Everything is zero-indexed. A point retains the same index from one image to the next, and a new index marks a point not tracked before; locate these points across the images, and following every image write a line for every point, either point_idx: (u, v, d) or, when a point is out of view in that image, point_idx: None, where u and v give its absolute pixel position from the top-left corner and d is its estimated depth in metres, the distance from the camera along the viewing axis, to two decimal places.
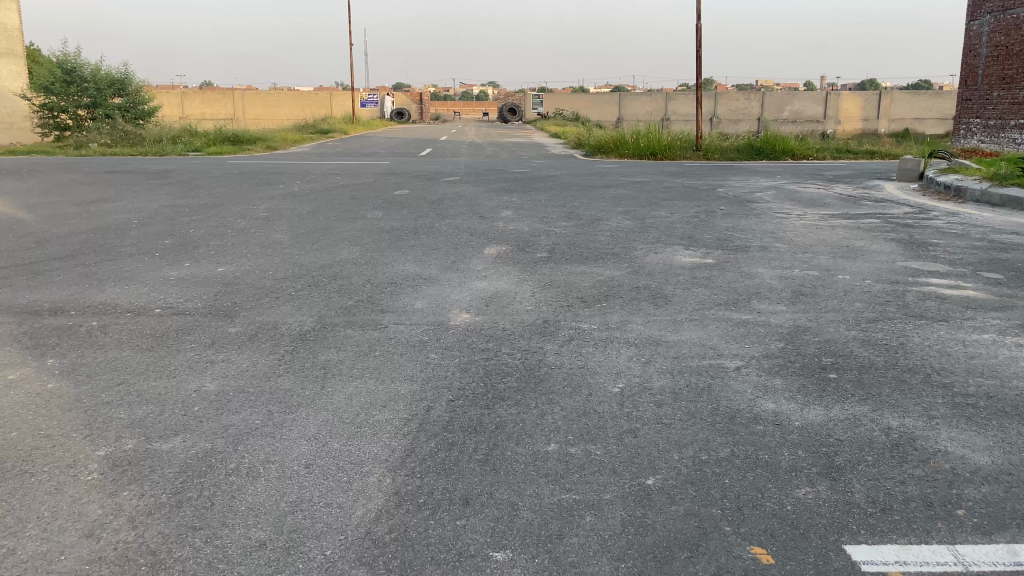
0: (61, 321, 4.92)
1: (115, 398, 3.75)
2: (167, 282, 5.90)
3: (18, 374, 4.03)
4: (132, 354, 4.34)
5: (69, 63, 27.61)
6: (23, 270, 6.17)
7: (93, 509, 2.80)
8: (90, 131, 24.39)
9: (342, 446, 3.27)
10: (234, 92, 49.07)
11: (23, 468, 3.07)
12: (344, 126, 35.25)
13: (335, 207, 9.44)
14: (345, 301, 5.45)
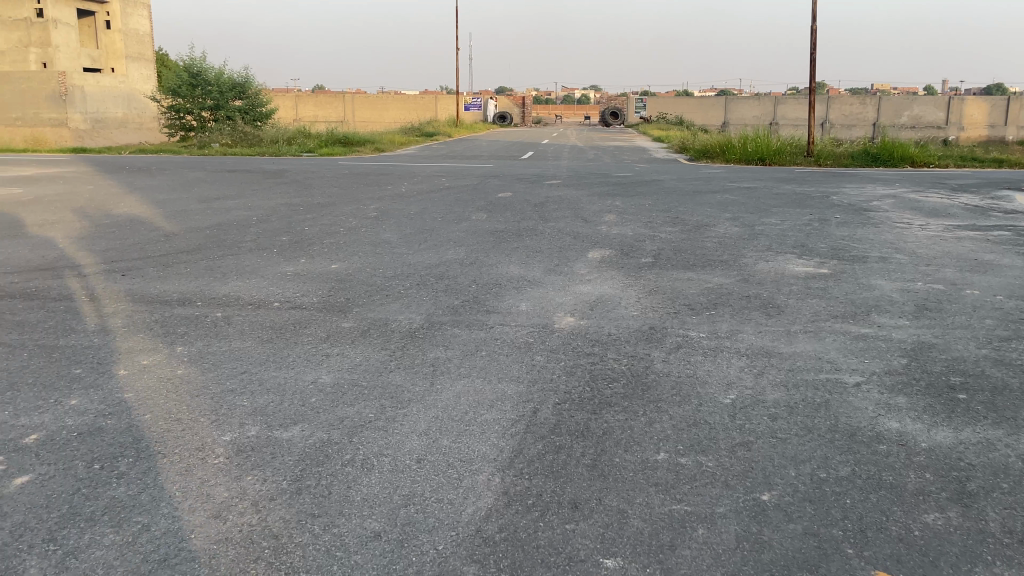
0: (189, 311, 5.21)
1: (238, 386, 3.94)
2: (284, 276, 6.16)
3: (151, 360, 4.30)
4: (253, 344, 4.56)
5: (195, 67, 29.25)
6: (155, 262, 6.57)
7: (220, 491, 2.95)
8: (212, 132, 25.69)
9: (451, 443, 3.32)
10: (345, 95, 50.64)
11: (158, 449, 3.26)
12: (449, 130, 35.87)
13: (441, 209, 9.59)
14: (452, 300, 5.54)
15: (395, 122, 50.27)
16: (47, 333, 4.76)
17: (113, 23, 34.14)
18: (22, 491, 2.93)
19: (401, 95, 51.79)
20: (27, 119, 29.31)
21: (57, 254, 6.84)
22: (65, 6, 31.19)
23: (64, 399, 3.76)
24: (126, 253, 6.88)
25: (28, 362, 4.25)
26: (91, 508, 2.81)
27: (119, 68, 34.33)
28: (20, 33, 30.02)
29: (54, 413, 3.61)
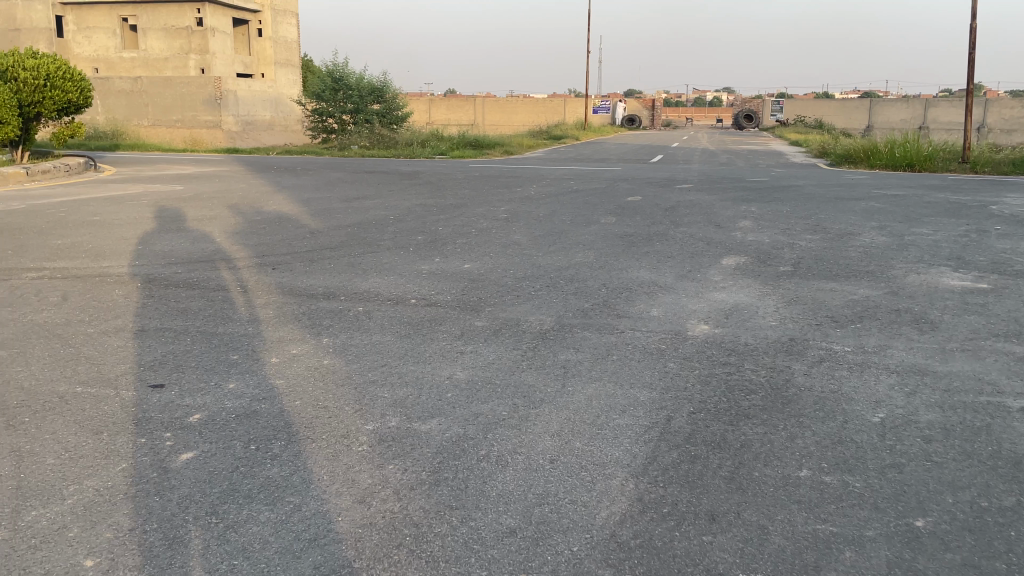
0: (333, 305, 5.47)
1: (379, 378, 4.10)
2: (420, 274, 6.36)
3: (300, 349, 4.55)
4: (392, 339, 4.74)
5: (338, 73, 30.68)
6: (302, 257, 6.94)
7: (364, 477, 3.08)
8: (351, 135, 26.87)
9: (584, 446, 3.33)
10: (476, 99, 51.75)
11: (307, 434, 3.45)
12: (579, 133, 35.88)
13: (570, 212, 9.61)
14: (583, 303, 5.55)
15: (523, 124, 50.98)
16: (207, 320, 5.13)
17: (264, 31, 36.15)
18: (188, 465, 3.18)
19: (530, 98, 52.35)
20: (185, 120, 31.85)
21: (214, 247, 7.36)
22: (223, 15, 33.35)
23: (223, 383, 4.04)
24: (275, 248, 7.31)
25: (191, 347, 4.60)
26: (248, 485, 3.01)
27: (269, 74, 36.45)
28: (182, 41, 32.43)
29: (215, 395, 3.89)
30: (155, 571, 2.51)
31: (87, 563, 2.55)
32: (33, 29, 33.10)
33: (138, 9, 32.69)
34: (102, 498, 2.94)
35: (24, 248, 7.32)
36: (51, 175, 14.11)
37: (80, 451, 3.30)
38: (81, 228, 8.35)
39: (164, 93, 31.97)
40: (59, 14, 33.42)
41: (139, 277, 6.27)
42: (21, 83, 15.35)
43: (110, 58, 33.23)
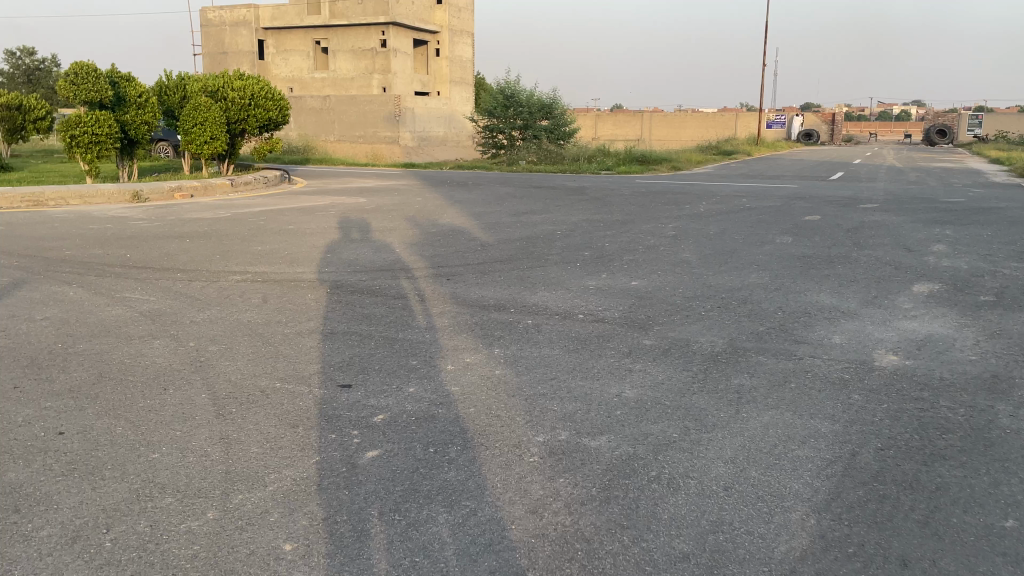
0: (503, 316, 5.62)
1: (548, 391, 4.17)
2: (588, 290, 6.40)
3: (473, 359, 4.71)
4: (561, 353, 4.80)
5: (510, 90, 31.54)
6: (474, 269, 7.19)
7: (536, 488, 3.14)
8: (521, 150, 27.46)
9: (761, 475, 3.21)
10: (644, 114, 51.36)
11: (480, 441, 3.57)
12: (751, 149, 34.68)
13: (742, 230, 9.32)
14: (757, 326, 5.36)
15: (691, 140, 50.00)
16: (388, 326, 5.44)
17: (442, 52, 37.86)
18: (373, 463, 3.37)
19: (700, 113, 51.28)
20: (367, 136, 33.78)
21: (393, 257, 7.78)
22: (405, 37, 35.04)
23: (404, 387, 4.27)
24: (449, 260, 7.62)
25: (374, 351, 4.89)
26: (427, 487, 3.15)
27: (444, 92, 38.02)
28: (367, 62, 34.50)
29: (396, 398, 4.11)
30: (345, 560, 2.69)
31: (285, 547, 2.77)
32: (239, 53, 37.30)
33: (330, 33, 35.16)
34: (298, 487, 3.18)
35: (230, 253, 8.08)
36: (251, 186, 15.47)
37: (279, 442, 3.60)
38: (278, 236, 9.10)
39: (350, 110, 34.21)
40: (261, 37, 37.00)
41: (327, 283, 6.75)
42: (230, 102, 16.95)
43: (303, 79, 36.27)
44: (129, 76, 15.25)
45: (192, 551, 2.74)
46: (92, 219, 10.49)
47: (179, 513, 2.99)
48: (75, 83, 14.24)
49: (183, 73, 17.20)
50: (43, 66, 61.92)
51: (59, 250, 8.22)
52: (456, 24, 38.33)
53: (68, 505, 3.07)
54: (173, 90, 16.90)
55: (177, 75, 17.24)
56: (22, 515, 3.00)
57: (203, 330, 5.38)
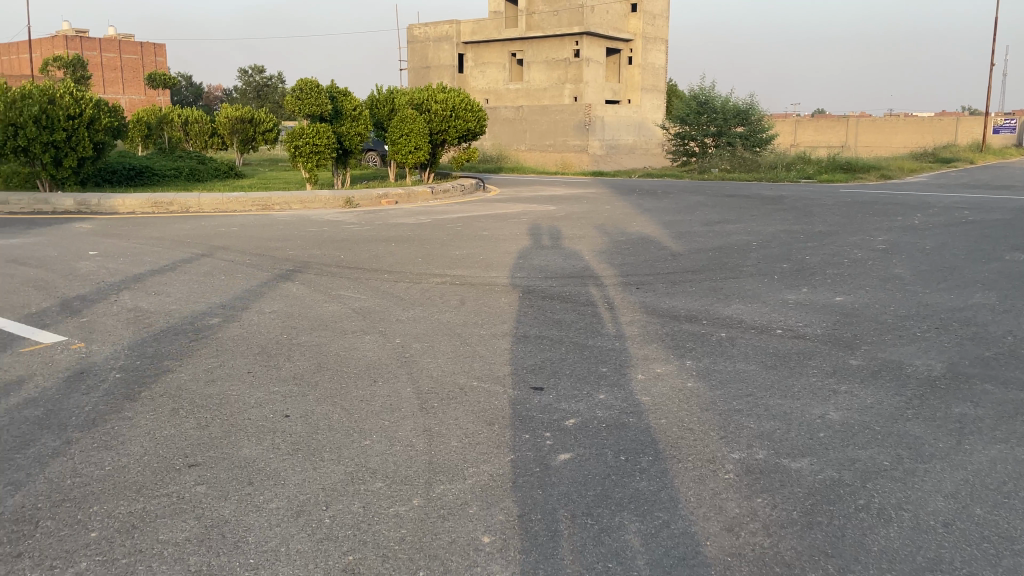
0: (696, 328, 5.51)
1: (744, 407, 4.04)
2: (786, 304, 6.13)
3: (664, 369, 4.66)
4: (757, 369, 4.63)
5: (703, 97, 31.08)
6: (665, 279, 7.10)
7: (731, 506, 3.06)
8: (713, 158, 26.73)
9: (988, 514, 2.93)
10: (849, 119, 48.24)
11: (673, 453, 3.53)
12: (975, 155, 31.53)
13: (964, 245, 8.50)
14: (981, 351, 4.88)
15: (903, 146, 46.26)
16: (580, 332, 5.51)
17: (635, 59, 37.58)
18: (566, 465, 3.44)
19: (914, 117, 47.35)
20: (557, 145, 34.94)
21: (583, 264, 7.87)
22: (598, 46, 35.14)
23: (595, 393, 4.31)
24: (639, 268, 7.59)
25: (565, 356, 4.98)
26: (619, 494, 3.17)
27: (634, 99, 37.82)
28: (560, 72, 34.78)
29: (587, 403, 4.16)
30: (540, 557, 2.76)
31: (484, 539, 2.89)
32: (441, 67, 39.42)
33: (526, 44, 36.15)
34: (494, 483, 3.31)
35: (430, 257, 8.53)
36: (449, 193, 16.25)
37: (477, 438, 3.77)
38: (474, 241, 9.50)
39: (541, 120, 35.75)
40: (461, 51, 38.84)
41: (520, 287, 6.95)
42: (433, 114, 17.89)
43: (497, 90, 37.50)
44: (345, 90, 16.55)
45: (400, 534, 2.94)
46: (310, 222, 11.49)
47: (388, 498, 3.21)
48: (300, 98, 15.73)
49: (392, 87, 18.46)
50: (271, 83, 68.64)
51: (282, 250, 9.08)
52: (650, 31, 37.91)
53: (293, 482, 3.39)
54: (383, 103, 18.31)
55: (386, 89, 18.49)
56: (256, 487, 3.35)
57: (408, 329, 5.72)
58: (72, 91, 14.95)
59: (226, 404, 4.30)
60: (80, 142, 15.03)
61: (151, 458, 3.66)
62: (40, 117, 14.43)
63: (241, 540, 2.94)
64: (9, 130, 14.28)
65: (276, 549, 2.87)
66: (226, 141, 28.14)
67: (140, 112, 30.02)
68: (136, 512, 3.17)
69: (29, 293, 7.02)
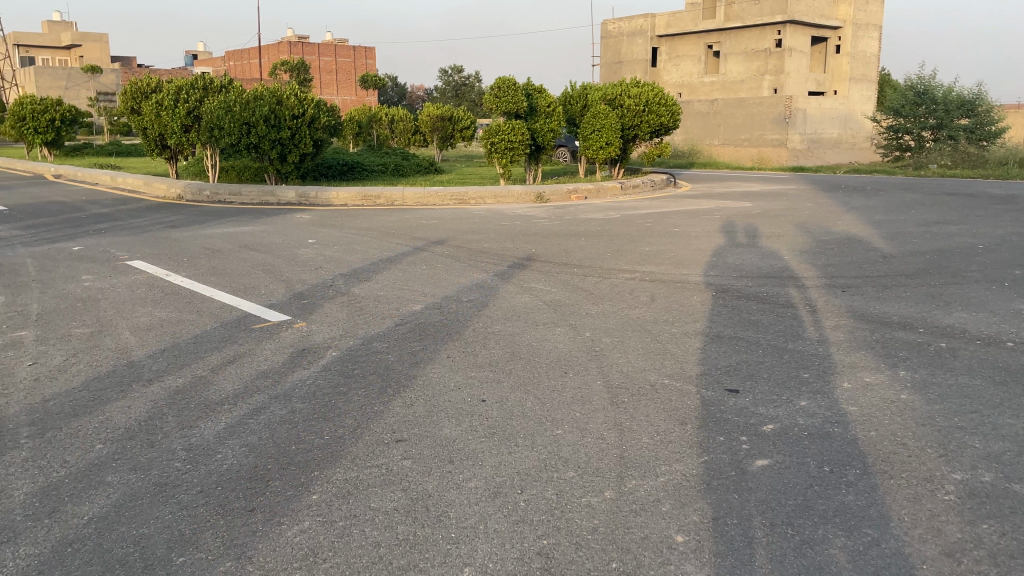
0: (910, 337, 5.10)
1: (968, 425, 3.69)
2: (1019, 314, 5.51)
3: (873, 378, 4.36)
4: (983, 384, 4.20)
5: (923, 85, 28.39)
6: (875, 282, 6.63)
7: (952, 530, 2.81)
8: (931, 154, 24.50)
9: None
10: None
11: (884, 468, 3.29)
12: None
13: None
14: None
15: None
16: (778, 335, 5.27)
17: (842, 48, 35.27)
18: (764, 472, 3.31)
19: None
20: (751, 139, 33.18)
21: (781, 264, 7.52)
22: (802, 35, 33.31)
23: (795, 399, 4.11)
24: (844, 270, 7.14)
25: (762, 359, 4.79)
26: (823, 506, 3.01)
27: (841, 91, 35.51)
28: (759, 64, 33.83)
29: (787, 409, 3.98)
30: (735, 562, 2.69)
31: (677, 537, 2.86)
32: (634, 61, 39.29)
33: (723, 36, 35.21)
34: (688, 483, 3.26)
35: (621, 252, 8.52)
36: (639, 189, 16.12)
37: (669, 436, 3.72)
38: (665, 238, 9.36)
39: (736, 113, 33.89)
40: (655, 45, 38.53)
41: (714, 286, 6.76)
42: (626, 110, 17.84)
43: (692, 83, 37.08)
44: (541, 87, 16.88)
45: (593, 524, 2.98)
46: (504, 216, 11.85)
47: (581, 488, 3.26)
48: (499, 96, 16.25)
49: (586, 83, 18.56)
50: (468, 82, 71.51)
51: (478, 242, 9.43)
52: (862, 17, 35.33)
53: (490, 464, 3.53)
54: (577, 99, 18.45)
55: (580, 85, 18.66)
56: (455, 466, 3.53)
57: (598, 323, 5.76)
58: (296, 92, 16.36)
59: (428, 386, 4.55)
60: (302, 140, 16.43)
61: (362, 432, 3.95)
62: (270, 117, 15.98)
63: (443, 515, 3.11)
64: (244, 128, 16.00)
65: (475, 526, 3.01)
66: (427, 138, 29.70)
67: (352, 111, 32.38)
68: (350, 480, 3.44)
69: (259, 276, 7.82)
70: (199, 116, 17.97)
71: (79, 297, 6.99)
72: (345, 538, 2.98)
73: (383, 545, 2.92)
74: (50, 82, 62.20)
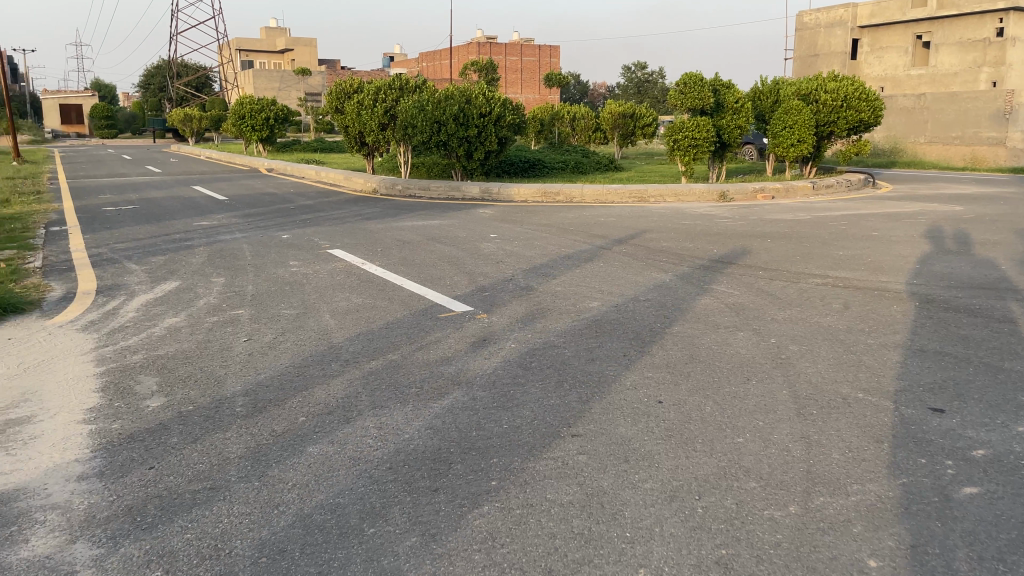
0: None
1: None
2: None
3: None
4: None
5: None
6: None
7: None
8: None
9: None
10: None
11: None
12: None
13: None
14: None
15: None
16: (992, 353, 4.79)
17: None
18: (972, 501, 3.03)
19: None
20: (964, 136, 30.30)
21: (997, 274, 6.82)
22: None
23: (1012, 424, 3.72)
24: None
25: (972, 377, 4.37)
26: None
27: None
28: (976, 54, 30.51)
29: (1002, 434, 3.61)
30: None
31: (870, 562, 2.68)
32: (832, 53, 36.99)
33: (935, 25, 32.22)
34: (883, 505, 3.04)
35: (810, 256, 8.07)
36: (833, 189, 15.21)
37: (862, 454, 3.49)
38: (861, 242, 8.77)
39: (946, 109, 31.27)
40: (855, 36, 36.11)
41: (916, 296, 6.25)
42: (822, 106, 16.85)
43: (896, 76, 34.19)
44: (729, 82, 16.33)
45: (776, 538, 2.86)
46: (684, 215, 11.60)
47: (763, 500, 3.13)
48: (684, 92, 15.89)
49: (778, 78, 17.76)
50: (652, 79, 70.71)
51: (658, 241, 9.31)
52: None
53: (667, 467, 3.47)
54: (768, 95, 17.70)
55: (772, 80, 17.86)
56: (631, 466, 3.51)
57: (785, 329, 5.50)
58: (485, 91, 16.87)
59: (605, 383, 4.56)
60: (487, 137, 16.94)
61: (540, 423, 4.03)
62: (459, 115, 16.65)
63: (619, 513, 3.10)
64: (435, 126, 16.86)
65: (651, 528, 2.98)
66: (609, 135, 29.67)
67: (535, 108, 32.91)
68: (527, 470, 3.52)
69: (445, 267, 8.17)
70: (395, 115, 19.08)
71: (286, 281, 7.64)
72: (522, 527, 3.05)
73: (559, 537, 2.96)
74: (266, 84, 68.27)
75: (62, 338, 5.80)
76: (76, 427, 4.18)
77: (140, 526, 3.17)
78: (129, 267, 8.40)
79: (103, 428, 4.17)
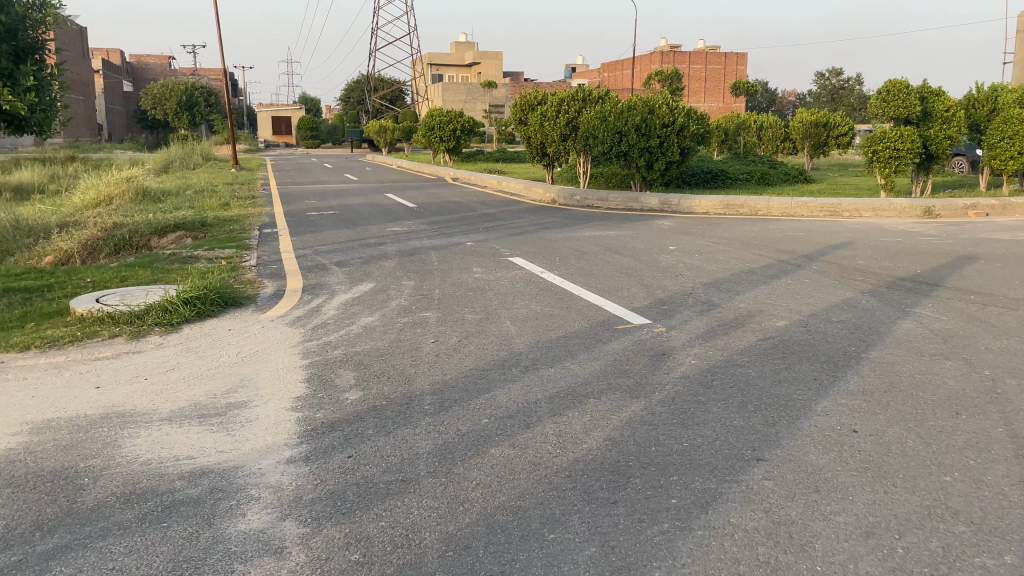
0: None
1: None
2: None
3: None
4: None
5: None
6: None
7: None
8: None
9: None
10: None
11: None
12: None
13: None
14: None
15: None
16: None
17: None
18: None
19: None
20: None
21: None
22: None
23: None
24: None
25: None
26: None
27: None
28: None
29: None
30: None
31: None
32: None
33: None
34: None
35: None
36: None
37: None
38: None
39: None
40: None
41: None
42: None
43: None
44: (939, 90, 15.09)
45: None
46: (882, 231, 10.86)
47: (974, 546, 2.89)
48: (887, 100, 14.92)
49: (997, 84, 16.20)
50: (846, 86, 66.79)
51: (852, 258, 8.77)
52: None
53: (862, 501, 3.27)
54: (984, 103, 16.20)
55: (990, 86, 16.33)
56: (822, 496, 3.34)
57: (1002, 361, 5.01)
58: (669, 101, 16.65)
59: (792, 407, 4.36)
60: (669, 148, 16.70)
61: (723, 444, 3.92)
62: (641, 125, 16.58)
63: (808, 545, 2.96)
64: (616, 137, 16.87)
65: (844, 564, 2.83)
66: (798, 146, 28.34)
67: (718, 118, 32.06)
68: (710, 491, 3.44)
69: (623, 279, 8.16)
70: (576, 126, 19.26)
71: (470, 286, 7.95)
72: (704, 548, 2.99)
73: (744, 563, 2.88)
74: (454, 96, 71.33)
75: (273, 331, 6.39)
76: (285, 413, 4.58)
77: (339, 510, 3.42)
78: (330, 268, 9.10)
79: (308, 416, 4.54)
